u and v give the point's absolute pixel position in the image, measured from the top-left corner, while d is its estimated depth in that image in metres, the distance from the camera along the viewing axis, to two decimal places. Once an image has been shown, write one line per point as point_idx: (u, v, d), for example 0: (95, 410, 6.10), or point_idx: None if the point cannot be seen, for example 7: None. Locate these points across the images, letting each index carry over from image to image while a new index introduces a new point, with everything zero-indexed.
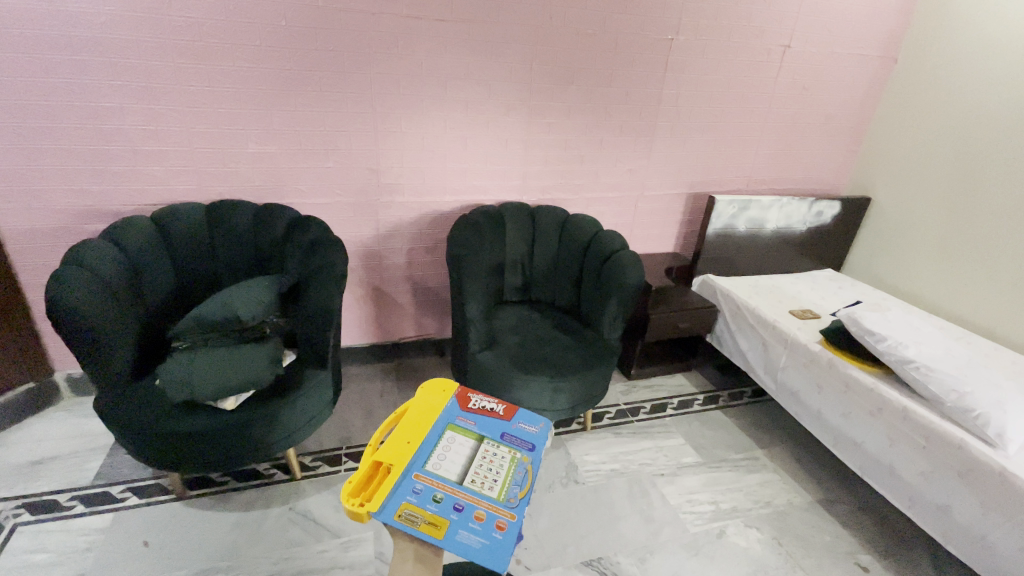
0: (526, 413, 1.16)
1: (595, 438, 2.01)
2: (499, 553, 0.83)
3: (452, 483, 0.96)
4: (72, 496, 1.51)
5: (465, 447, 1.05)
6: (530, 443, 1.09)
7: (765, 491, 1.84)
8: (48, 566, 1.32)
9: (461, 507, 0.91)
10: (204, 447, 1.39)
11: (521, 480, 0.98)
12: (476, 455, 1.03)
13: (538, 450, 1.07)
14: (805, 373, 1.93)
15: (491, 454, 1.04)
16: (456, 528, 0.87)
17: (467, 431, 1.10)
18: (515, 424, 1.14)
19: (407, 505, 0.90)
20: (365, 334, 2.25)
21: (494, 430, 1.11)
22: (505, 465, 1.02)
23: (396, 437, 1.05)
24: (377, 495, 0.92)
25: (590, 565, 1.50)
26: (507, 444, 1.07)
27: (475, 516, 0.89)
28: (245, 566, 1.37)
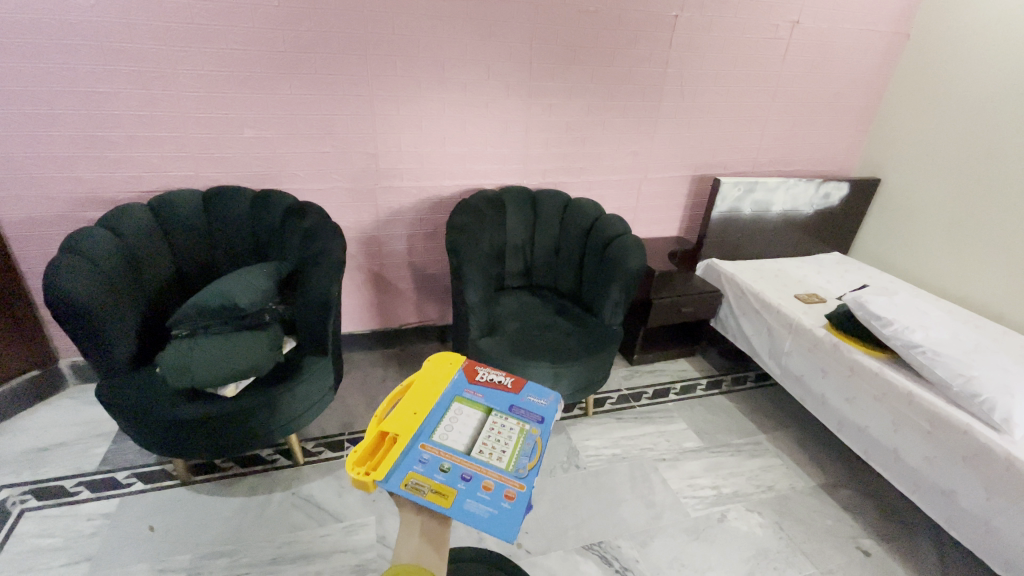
0: (534, 386, 1.15)
1: (597, 423, 2.00)
2: (508, 520, 0.81)
3: (459, 454, 0.94)
4: (78, 482, 1.53)
5: (472, 419, 1.04)
6: (539, 415, 1.08)
7: (766, 476, 1.84)
8: (56, 550, 1.33)
9: (468, 476, 0.89)
10: (205, 434, 1.40)
11: (529, 451, 0.97)
12: (484, 427, 1.02)
13: (546, 422, 1.06)
14: (808, 358, 1.92)
15: (500, 425, 1.03)
16: (463, 497, 0.85)
17: (474, 403, 1.09)
18: (524, 397, 1.13)
19: (415, 476, 0.88)
20: (365, 321, 2.24)
21: (502, 402, 1.10)
22: (513, 436, 1.00)
23: (403, 407, 1.03)
24: (386, 465, 0.90)
25: (591, 550, 1.51)
26: (515, 416, 1.06)
27: (483, 486, 0.88)
28: (249, 550, 1.38)
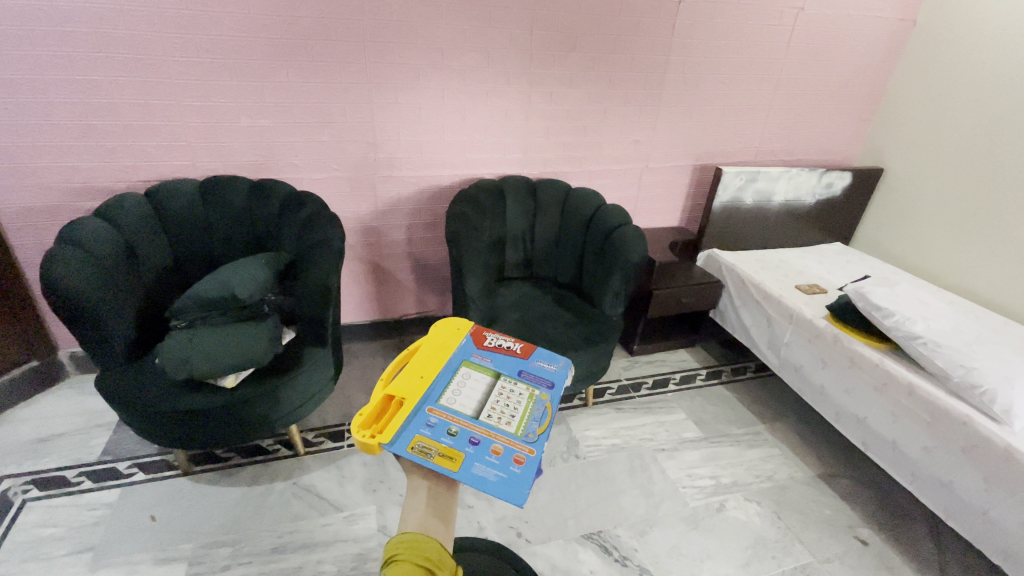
0: (544, 351, 1.12)
1: (597, 413, 2.00)
2: (518, 485, 0.77)
3: (467, 418, 0.91)
4: (79, 472, 1.53)
5: (481, 383, 1.01)
6: (550, 380, 1.05)
7: (765, 466, 1.85)
8: (58, 539, 1.34)
9: (476, 440, 0.85)
10: (204, 424, 1.40)
11: (540, 415, 0.94)
12: (492, 392, 0.99)
13: (556, 386, 1.03)
14: (808, 349, 1.92)
15: (509, 390, 1.00)
16: (471, 461, 0.81)
17: (483, 368, 1.06)
18: (533, 362, 1.09)
19: (421, 440, 0.85)
20: (365, 312, 2.24)
21: (511, 367, 1.07)
22: (522, 401, 0.97)
23: (409, 372, 1.00)
24: (390, 429, 0.86)
25: (590, 539, 1.52)
26: (525, 382, 1.04)
27: (492, 450, 0.84)
28: (250, 539, 1.39)
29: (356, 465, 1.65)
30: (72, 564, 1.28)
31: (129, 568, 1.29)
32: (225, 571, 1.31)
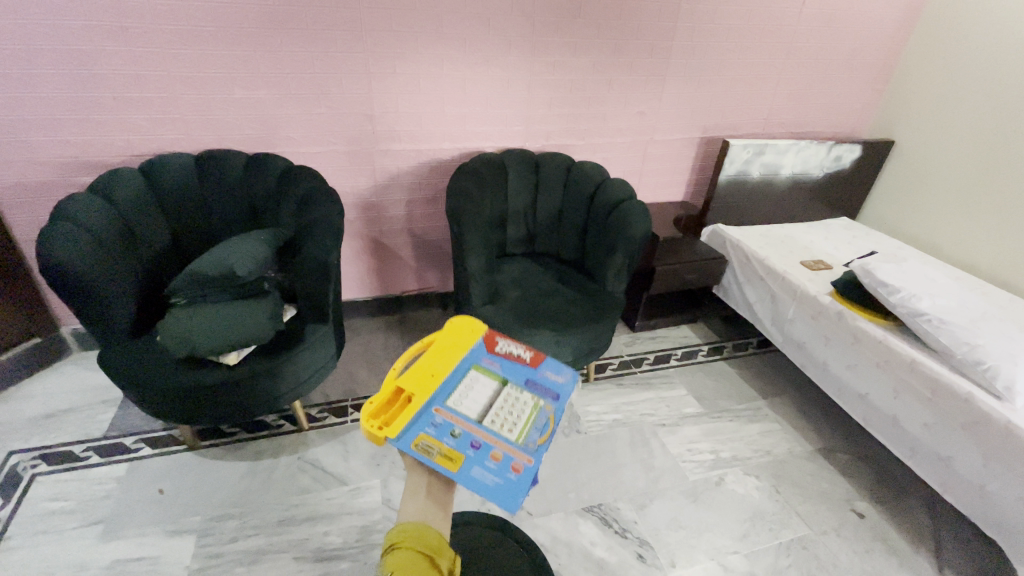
0: (553, 361, 1.09)
1: (598, 388, 2.01)
2: (511, 491, 0.79)
3: (471, 420, 0.92)
4: (86, 447, 1.55)
5: (488, 386, 1.01)
6: (556, 392, 1.03)
7: (764, 441, 1.86)
8: (68, 512, 1.37)
9: (476, 443, 0.87)
10: (207, 401, 1.41)
11: (541, 424, 0.94)
12: (498, 397, 0.99)
13: (562, 399, 1.01)
14: (811, 325, 1.91)
15: (515, 398, 0.99)
16: (470, 464, 0.83)
17: (491, 373, 1.05)
18: (544, 370, 1.08)
19: (423, 439, 0.87)
20: (366, 288, 2.23)
21: (520, 374, 1.06)
22: (526, 409, 0.97)
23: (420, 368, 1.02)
24: (392, 423, 0.89)
25: (591, 512, 1.54)
26: (532, 390, 1.02)
27: (491, 455, 0.85)
28: (257, 511, 1.42)
29: (360, 440, 1.66)
30: (83, 536, 1.31)
31: (139, 540, 1.32)
32: (233, 543, 1.34)
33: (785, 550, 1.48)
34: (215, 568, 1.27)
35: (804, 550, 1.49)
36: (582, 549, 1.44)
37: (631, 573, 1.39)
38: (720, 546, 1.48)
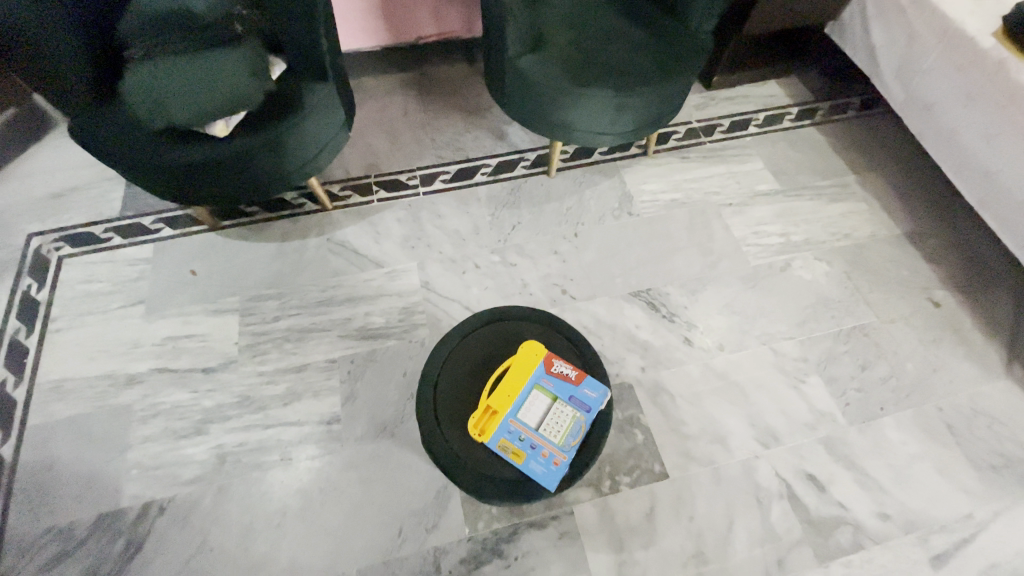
0: (590, 380, 0.98)
1: (658, 164, 1.68)
2: (552, 488, 0.91)
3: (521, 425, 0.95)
4: (106, 228, 1.47)
5: (536, 399, 0.97)
6: (590, 404, 0.97)
7: (845, 224, 1.61)
8: (108, 294, 1.36)
9: (533, 446, 0.93)
10: (202, 179, 1.21)
11: (578, 430, 0.95)
12: (542, 412, 0.96)
13: (595, 410, 0.96)
14: (953, 80, 1.42)
15: (555, 415, 0.96)
16: (516, 454, 0.93)
17: (542, 381, 0.98)
18: (588, 375, 1.01)
19: (499, 440, 0.94)
20: (374, 35, 1.77)
21: (565, 382, 0.98)
22: (563, 424, 0.95)
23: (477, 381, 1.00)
24: (484, 428, 0.94)
25: (638, 297, 1.42)
26: (570, 406, 0.97)
27: (534, 452, 0.93)
28: (294, 293, 1.37)
29: (390, 221, 1.51)
30: (130, 316, 1.33)
31: (184, 319, 1.32)
32: (277, 322, 1.33)
33: (844, 337, 1.40)
34: (264, 345, 1.29)
35: (864, 338, 1.40)
36: (627, 333, 1.36)
37: (676, 355, 1.34)
38: (774, 332, 1.39)
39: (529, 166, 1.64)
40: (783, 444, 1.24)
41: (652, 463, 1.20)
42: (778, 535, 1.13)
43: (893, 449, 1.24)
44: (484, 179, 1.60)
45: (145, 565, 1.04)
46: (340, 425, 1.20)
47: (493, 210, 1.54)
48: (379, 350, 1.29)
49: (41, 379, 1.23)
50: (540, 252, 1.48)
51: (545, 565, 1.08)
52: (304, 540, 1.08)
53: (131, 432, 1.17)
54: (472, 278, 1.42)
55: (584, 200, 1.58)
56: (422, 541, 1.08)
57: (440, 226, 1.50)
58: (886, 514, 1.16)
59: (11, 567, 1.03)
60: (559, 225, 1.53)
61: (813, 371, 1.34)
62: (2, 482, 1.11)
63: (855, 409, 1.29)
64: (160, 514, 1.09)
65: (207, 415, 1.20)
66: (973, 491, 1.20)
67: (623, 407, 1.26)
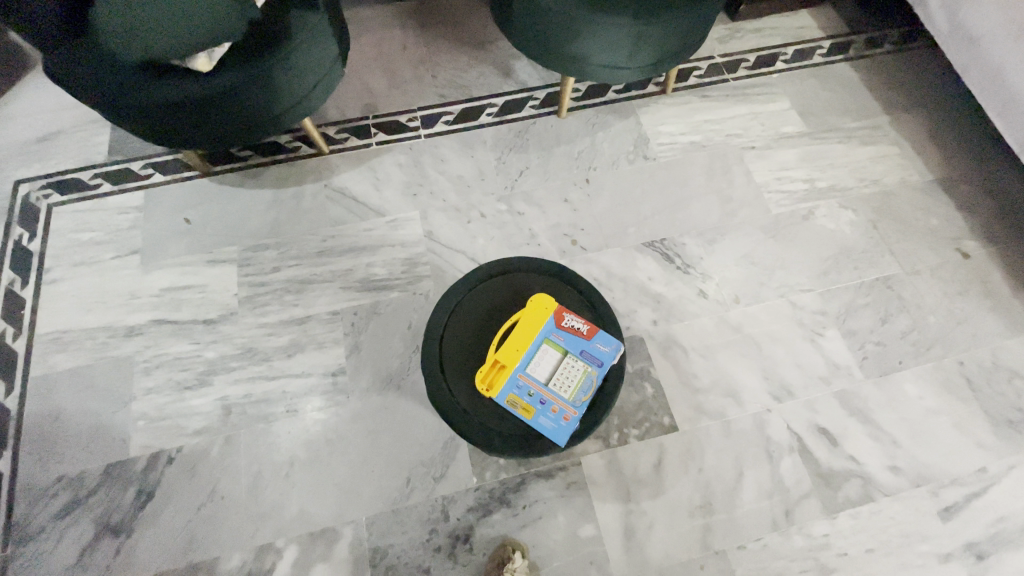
0: (602, 334, 0.94)
1: (676, 104, 1.56)
2: (562, 443, 0.88)
3: (530, 379, 0.92)
4: (94, 175, 1.40)
5: (546, 354, 0.93)
6: (602, 358, 0.93)
7: (874, 169, 1.51)
8: (101, 244, 1.31)
9: (543, 401, 0.91)
10: (188, 121, 1.13)
11: (589, 384, 0.92)
12: (551, 367, 0.93)
13: (607, 365, 0.93)
14: (1005, 8, 1.27)
15: (565, 370, 0.92)
16: (525, 410, 0.90)
17: (551, 336, 0.94)
18: (600, 329, 0.97)
19: (507, 395, 0.91)
20: None
21: (576, 336, 0.94)
22: (574, 379, 0.92)
23: (485, 335, 0.97)
24: (492, 382, 0.92)
25: (652, 247, 1.36)
26: (580, 360, 0.93)
27: (544, 407, 0.90)
28: (293, 243, 1.32)
29: (390, 166, 1.42)
30: (125, 267, 1.29)
31: (181, 270, 1.28)
32: (277, 273, 1.28)
33: (866, 290, 1.34)
34: (264, 296, 1.25)
35: (887, 290, 1.34)
36: (639, 285, 1.31)
37: (690, 308, 1.29)
38: (793, 284, 1.33)
39: (538, 106, 1.53)
40: (797, 398, 1.21)
41: (661, 416, 1.18)
42: (787, 487, 1.12)
43: (909, 403, 1.21)
44: (489, 120, 1.50)
45: (157, 513, 1.05)
46: (345, 377, 1.18)
47: (499, 154, 1.45)
48: (383, 302, 1.25)
49: (40, 331, 1.22)
50: (549, 200, 1.40)
51: (553, 514, 1.08)
52: (314, 489, 1.08)
53: (135, 384, 1.16)
54: (478, 228, 1.35)
55: (596, 144, 1.49)
56: (430, 490, 1.09)
57: (443, 172, 1.42)
58: (897, 467, 1.15)
59: (26, 514, 1.05)
60: (570, 170, 1.45)
61: (832, 324, 1.29)
62: (11, 432, 1.12)
63: (872, 363, 1.25)
64: (169, 464, 1.09)
65: (210, 366, 1.18)
66: (988, 445, 1.18)
67: (633, 360, 1.23)
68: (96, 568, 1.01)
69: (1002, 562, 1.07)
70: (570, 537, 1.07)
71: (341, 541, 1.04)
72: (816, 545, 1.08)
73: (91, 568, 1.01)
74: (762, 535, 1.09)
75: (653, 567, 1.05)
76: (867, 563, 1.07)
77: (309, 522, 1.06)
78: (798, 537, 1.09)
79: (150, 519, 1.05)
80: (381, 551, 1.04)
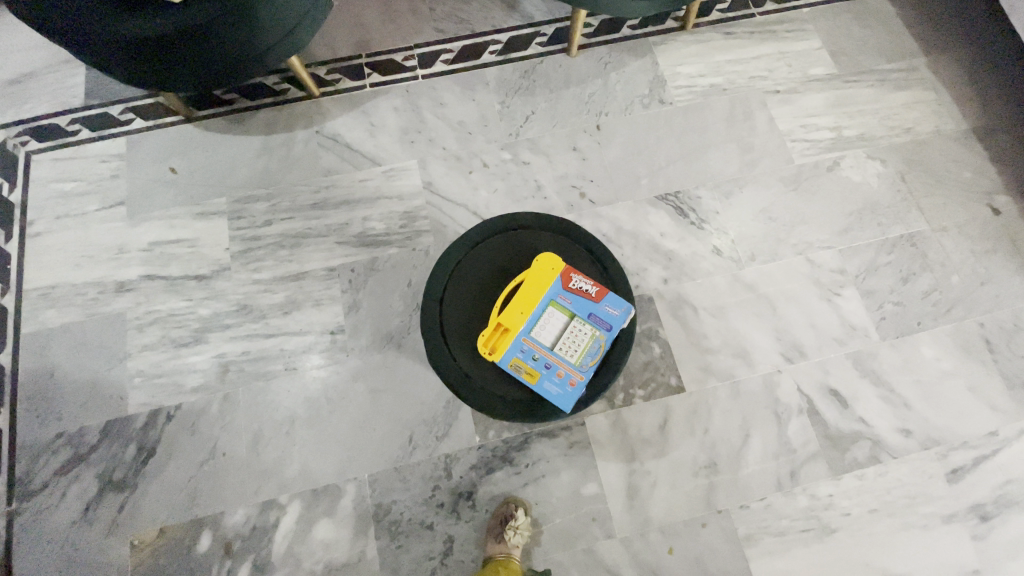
0: (611, 297, 0.89)
1: (696, 41, 1.43)
2: (567, 409, 0.85)
3: (536, 344, 0.88)
4: (71, 120, 1.31)
5: (553, 318, 0.89)
6: (610, 322, 0.89)
7: (908, 116, 1.39)
8: (84, 195, 1.25)
9: (548, 365, 0.87)
10: (161, 56, 1.01)
11: (597, 349, 0.88)
12: (558, 331, 0.88)
13: (616, 328, 0.88)
14: None
15: (572, 334, 0.88)
16: (532, 376, 0.87)
17: (558, 300, 0.89)
18: (610, 290, 0.92)
19: (510, 359, 0.87)
20: None
21: (583, 300, 0.89)
22: (581, 344, 0.88)
23: (488, 297, 0.93)
24: (495, 346, 0.88)
25: (665, 201, 1.28)
26: (588, 324, 0.89)
27: (550, 373, 0.87)
28: (285, 195, 1.25)
29: (386, 111, 1.32)
30: (111, 219, 1.23)
31: (169, 223, 1.22)
32: (269, 226, 1.22)
33: (889, 247, 1.27)
34: (257, 251, 1.20)
35: (911, 248, 1.27)
36: (650, 241, 1.25)
37: (702, 266, 1.23)
38: (812, 241, 1.27)
39: (546, 43, 1.40)
40: (809, 359, 1.18)
41: (668, 376, 1.15)
42: (793, 449, 1.11)
43: (925, 366, 1.18)
44: (493, 59, 1.38)
45: (159, 469, 1.06)
46: (344, 335, 1.14)
47: (503, 98, 1.35)
48: (381, 258, 1.20)
49: (27, 287, 1.18)
50: (557, 148, 1.31)
51: (556, 472, 1.08)
52: (315, 447, 1.07)
53: (129, 341, 1.13)
54: (480, 179, 1.27)
55: (609, 86, 1.37)
56: (433, 449, 1.08)
57: (443, 117, 1.32)
58: (907, 430, 1.13)
59: (30, 469, 1.06)
60: (579, 115, 1.34)
61: (850, 283, 1.24)
62: (7, 389, 1.11)
63: (890, 324, 1.21)
64: (168, 421, 1.08)
65: (205, 323, 1.15)
66: (1003, 409, 1.15)
67: (641, 319, 1.19)
68: (103, 521, 1.03)
69: (1005, 523, 1.07)
70: (572, 495, 1.07)
71: (344, 497, 1.05)
72: (819, 505, 1.08)
73: (98, 522, 1.03)
74: (765, 495, 1.08)
75: (655, 525, 1.06)
76: (869, 523, 1.07)
77: (311, 479, 1.06)
78: (802, 497, 1.08)
79: (153, 475, 1.05)
80: (384, 507, 1.04)
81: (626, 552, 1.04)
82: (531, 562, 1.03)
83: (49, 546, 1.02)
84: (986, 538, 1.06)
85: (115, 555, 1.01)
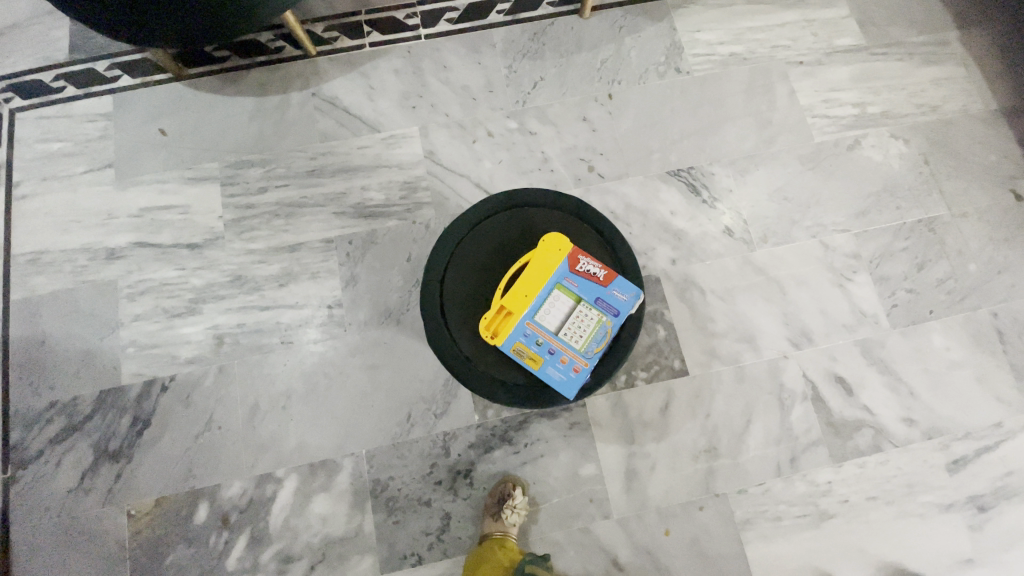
0: (620, 282, 0.86)
1: (717, 6, 1.34)
2: (570, 395, 0.83)
3: (541, 329, 0.85)
4: (55, 76, 1.24)
5: (558, 303, 0.86)
6: (617, 309, 0.86)
7: (935, 93, 1.32)
8: (71, 156, 1.20)
9: (551, 351, 0.85)
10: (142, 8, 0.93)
11: (603, 335, 0.85)
12: (564, 316, 0.85)
13: (623, 314, 0.85)
14: None
15: (578, 320, 0.85)
16: (536, 362, 0.84)
17: (564, 285, 0.86)
18: (619, 274, 0.88)
19: (513, 343, 0.85)
20: None
21: (589, 286, 0.86)
22: (587, 329, 0.85)
23: (492, 278, 0.89)
24: (497, 330, 0.85)
25: (677, 177, 1.23)
26: (593, 309, 0.86)
27: (555, 358, 0.84)
28: (281, 161, 1.19)
29: (386, 73, 1.25)
30: (98, 183, 1.18)
31: (160, 188, 1.17)
32: (263, 194, 1.17)
33: (906, 232, 1.22)
34: (251, 220, 1.16)
35: (929, 233, 1.22)
36: (659, 220, 1.20)
37: (713, 247, 1.19)
38: (828, 223, 1.22)
39: (558, 4, 1.32)
40: (816, 345, 1.15)
41: (672, 359, 1.13)
42: (795, 435, 1.10)
43: (934, 354, 1.15)
44: (500, 19, 1.30)
45: (155, 440, 1.05)
46: (342, 310, 1.11)
47: (510, 62, 1.27)
48: (380, 231, 1.16)
49: (15, 253, 1.14)
50: (566, 119, 1.25)
51: (554, 453, 1.07)
52: (312, 422, 1.06)
53: (121, 310, 1.11)
54: (484, 149, 1.22)
55: (622, 52, 1.30)
56: (431, 427, 1.06)
57: (446, 82, 1.25)
58: (912, 420, 1.12)
59: (24, 437, 1.05)
60: (590, 83, 1.27)
61: (864, 268, 1.20)
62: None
63: (901, 312, 1.18)
64: (163, 393, 1.07)
65: (199, 294, 1.12)
66: (1010, 401, 1.13)
67: (647, 300, 1.16)
68: (100, 490, 1.03)
69: (1002, 514, 1.07)
70: (570, 476, 1.06)
71: (341, 472, 1.04)
72: (818, 491, 1.08)
73: (94, 491, 1.02)
74: (764, 480, 1.08)
75: (653, 507, 1.06)
76: (866, 510, 1.07)
77: (308, 454, 1.05)
78: (801, 484, 1.08)
79: (149, 445, 1.04)
80: (381, 483, 1.04)
81: (622, 533, 1.04)
82: (527, 539, 1.03)
83: (47, 513, 1.02)
84: (982, 528, 1.06)
85: (112, 524, 1.01)
